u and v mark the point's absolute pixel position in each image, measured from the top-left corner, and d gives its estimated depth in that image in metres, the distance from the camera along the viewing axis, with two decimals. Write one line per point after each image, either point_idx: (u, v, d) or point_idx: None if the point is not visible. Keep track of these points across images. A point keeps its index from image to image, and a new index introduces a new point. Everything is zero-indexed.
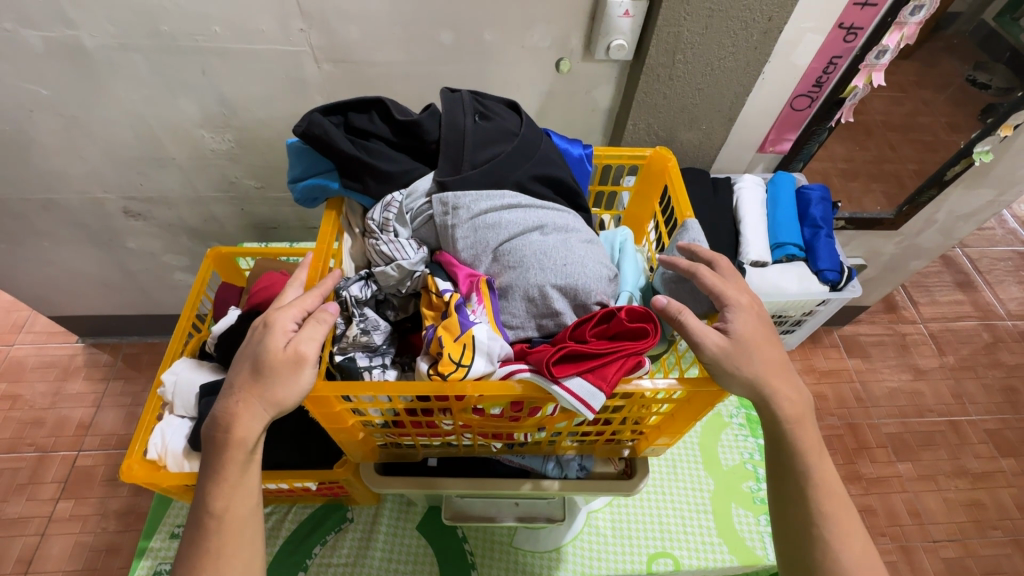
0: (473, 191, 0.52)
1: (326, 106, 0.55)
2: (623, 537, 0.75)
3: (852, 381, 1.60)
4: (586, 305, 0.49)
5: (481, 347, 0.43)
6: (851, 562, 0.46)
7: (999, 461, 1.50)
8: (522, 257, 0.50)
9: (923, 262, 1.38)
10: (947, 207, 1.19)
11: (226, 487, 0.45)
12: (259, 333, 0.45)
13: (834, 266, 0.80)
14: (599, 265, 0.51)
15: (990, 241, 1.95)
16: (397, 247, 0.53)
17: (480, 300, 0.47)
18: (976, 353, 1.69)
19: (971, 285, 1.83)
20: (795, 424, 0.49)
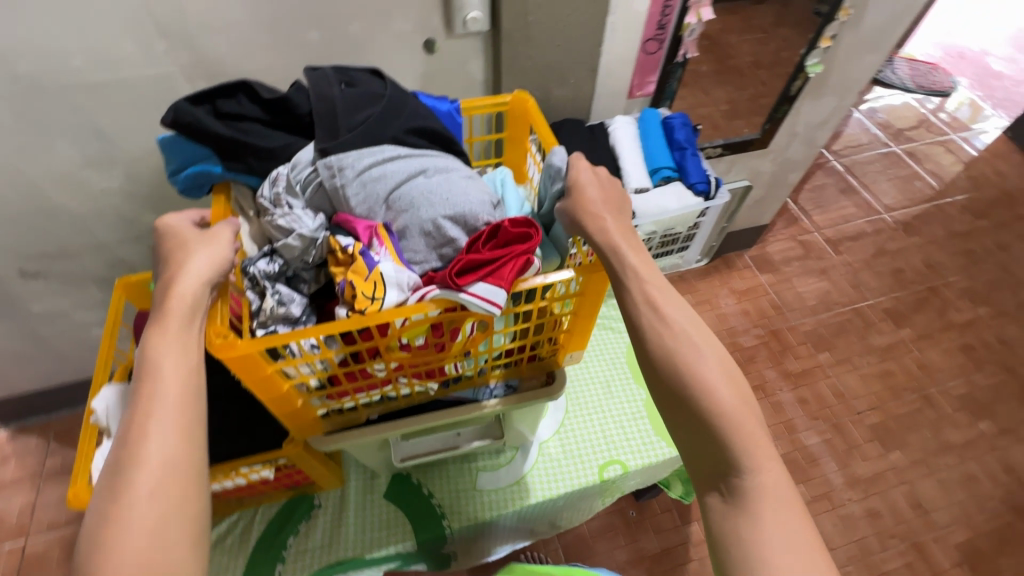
0: (354, 152, 0.60)
1: (192, 97, 0.60)
2: (572, 457, 0.82)
3: (767, 293, 1.77)
4: (474, 227, 0.58)
5: (390, 281, 0.51)
6: (669, 334, 0.52)
7: (899, 333, 1.71)
8: (410, 201, 0.58)
9: (799, 172, 1.55)
10: (802, 120, 1.35)
11: (171, 335, 0.48)
12: (180, 236, 0.55)
13: (703, 179, 0.91)
14: (481, 194, 0.60)
15: (859, 148, 2.19)
16: (293, 218, 0.58)
17: (381, 243, 0.55)
18: (864, 246, 1.91)
19: (851, 189, 2.06)
20: (605, 235, 0.56)
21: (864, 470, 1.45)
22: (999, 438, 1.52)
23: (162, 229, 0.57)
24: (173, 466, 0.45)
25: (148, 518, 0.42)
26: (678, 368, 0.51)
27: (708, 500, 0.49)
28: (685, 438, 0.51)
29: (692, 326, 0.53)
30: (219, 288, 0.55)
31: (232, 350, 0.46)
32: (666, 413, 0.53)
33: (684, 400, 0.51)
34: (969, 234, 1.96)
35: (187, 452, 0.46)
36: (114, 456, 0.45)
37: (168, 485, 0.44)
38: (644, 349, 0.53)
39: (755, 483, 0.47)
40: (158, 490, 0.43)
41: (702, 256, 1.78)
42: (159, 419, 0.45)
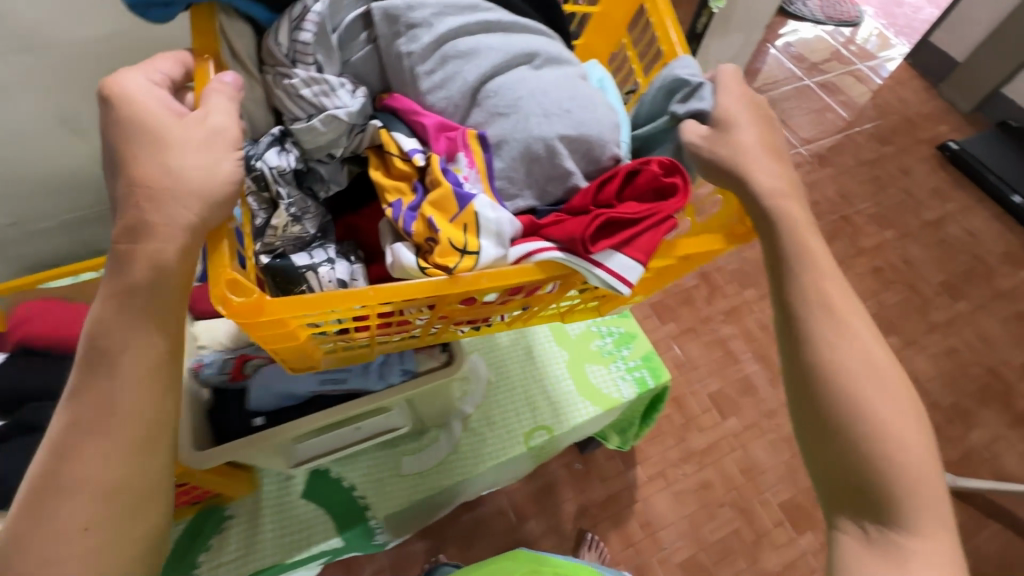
0: (439, 10, 0.62)
1: None
2: (498, 427, 0.81)
3: None
4: (589, 146, 0.61)
5: (488, 229, 0.51)
6: (850, 360, 0.52)
7: None
8: (517, 98, 0.61)
9: None
10: (711, 58, 1.33)
11: (114, 320, 0.45)
12: (147, 124, 0.46)
13: None
14: (609, 115, 0.63)
15: (775, 82, 2.22)
16: (331, 95, 0.59)
17: (472, 163, 0.57)
18: None
19: None
20: (790, 226, 0.55)
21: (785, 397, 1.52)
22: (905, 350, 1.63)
23: (112, 97, 0.47)
24: (111, 490, 0.45)
25: (77, 551, 0.43)
26: (862, 398, 0.51)
27: (842, 530, 0.52)
28: (834, 468, 0.52)
29: (886, 367, 0.52)
30: (221, 224, 0.46)
31: (258, 313, 0.42)
32: (819, 436, 0.53)
33: (854, 430, 0.51)
34: (875, 161, 2.05)
35: (125, 475, 0.46)
36: (65, 423, 0.45)
37: (99, 518, 0.44)
38: (819, 369, 0.53)
39: (914, 541, 0.48)
40: (93, 525, 0.44)
41: None
42: (96, 438, 0.45)
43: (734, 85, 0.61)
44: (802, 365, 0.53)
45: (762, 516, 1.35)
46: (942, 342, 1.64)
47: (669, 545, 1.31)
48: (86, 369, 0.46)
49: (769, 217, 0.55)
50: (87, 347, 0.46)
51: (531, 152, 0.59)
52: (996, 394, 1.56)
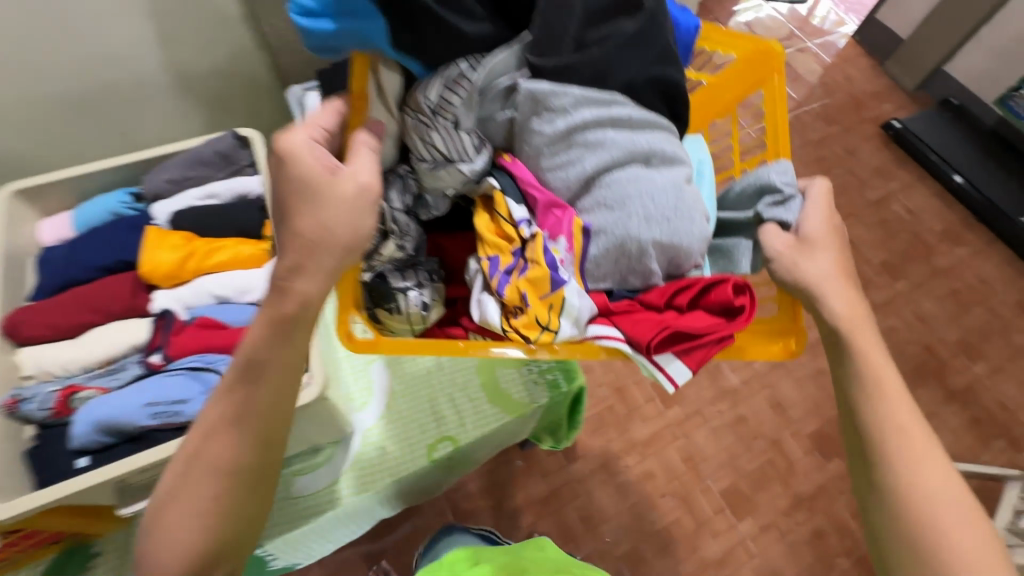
0: (580, 99, 0.61)
1: None
2: (399, 440, 0.77)
3: None
4: (675, 258, 0.65)
5: (569, 311, 0.60)
6: (914, 478, 0.54)
7: None
8: (623, 197, 0.64)
9: None
10: None
11: (252, 337, 0.52)
12: (307, 175, 0.52)
13: None
14: (700, 218, 0.65)
15: None
16: (461, 152, 0.62)
17: (569, 244, 0.63)
18: None
19: None
20: (848, 345, 0.59)
21: (734, 381, 1.48)
22: None
23: (282, 148, 0.54)
24: (226, 481, 0.51)
25: (194, 521, 0.50)
26: (926, 514, 0.53)
27: None
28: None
29: (959, 488, 0.54)
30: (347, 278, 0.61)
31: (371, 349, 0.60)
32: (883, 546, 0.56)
33: (913, 546, 0.53)
34: (821, 141, 2.05)
35: (224, 478, 0.51)
36: (218, 412, 0.52)
37: (207, 503, 0.50)
38: (877, 480, 0.56)
39: None
40: (209, 509, 0.50)
41: None
42: (223, 436, 0.51)
43: (822, 200, 0.66)
44: (867, 470, 0.57)
45: (702, 504, 1.35)
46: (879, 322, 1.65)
47: (609, 538, 1.30)
48: (241, 375, 0.52)
49: (838, 339, 0.60)
50: (245, 361, 0.52)
51: (619, 241, 0.63)
52: (930, 372, 1.58)
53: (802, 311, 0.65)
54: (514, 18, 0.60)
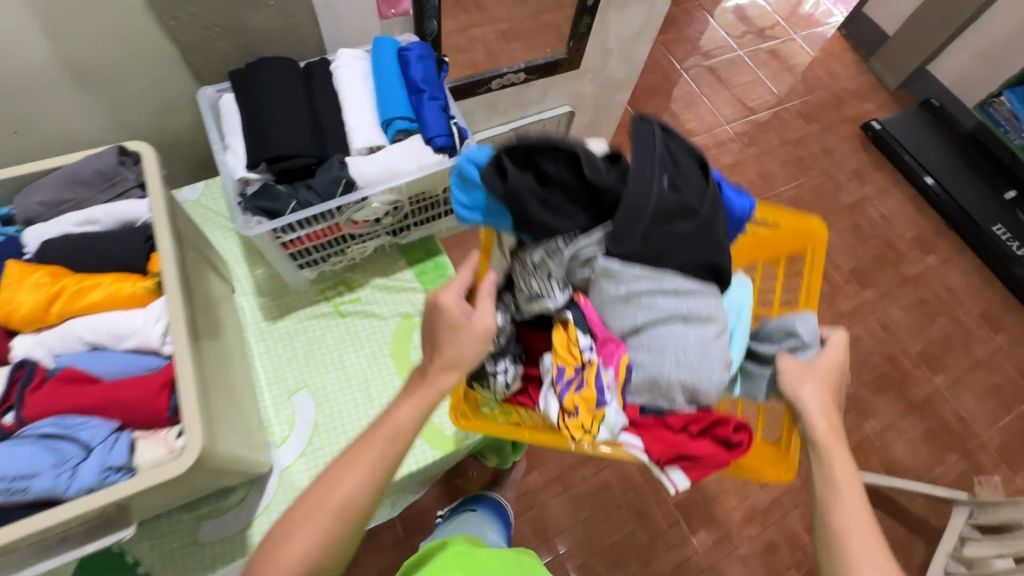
0: (641, 271, 0.66)
1: (520, 151, 0.63)
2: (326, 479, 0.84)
3: None
4: (697, 392, 0.70)
5: (607, 421, 0.71)
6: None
7: None
8: (661, 345, 0.69)
9: (625, 92, 1.42)
10: (613, 34, 1.19)
11: (415, 398, 0.65)
12: (450, 309, 0.65)
13: (444, 130, 0.72)
14: (720, 365, 0.69)
15: (705, 56, 2.16)
16: (548, 294, 0.71)
17: (613, 371, 0.70)
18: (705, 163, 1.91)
19: (694, 102, 2.05)
20: (821, 459, 0.65)
21: None
22: None
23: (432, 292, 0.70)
24: (338, 510, 0.60)
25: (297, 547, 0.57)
26: None
27: None
28: None
29: None
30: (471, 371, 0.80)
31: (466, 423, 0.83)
32: None
33: None
34: (800, 141, 2.00)
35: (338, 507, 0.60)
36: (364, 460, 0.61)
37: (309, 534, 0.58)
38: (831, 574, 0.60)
39: None
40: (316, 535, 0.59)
41: None
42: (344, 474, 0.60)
43: (838, 355, 0.71)
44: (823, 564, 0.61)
45: (658, 516, 1.34)
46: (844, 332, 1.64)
47: (562, 551, 1.28)
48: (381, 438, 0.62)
49: (812, 448, 0.66)
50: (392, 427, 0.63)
51: (653, 379, 0.71)
52: (890, 383, 1.58)
53: (798, 442, 0.78)
54: (606, 213, 0.65)
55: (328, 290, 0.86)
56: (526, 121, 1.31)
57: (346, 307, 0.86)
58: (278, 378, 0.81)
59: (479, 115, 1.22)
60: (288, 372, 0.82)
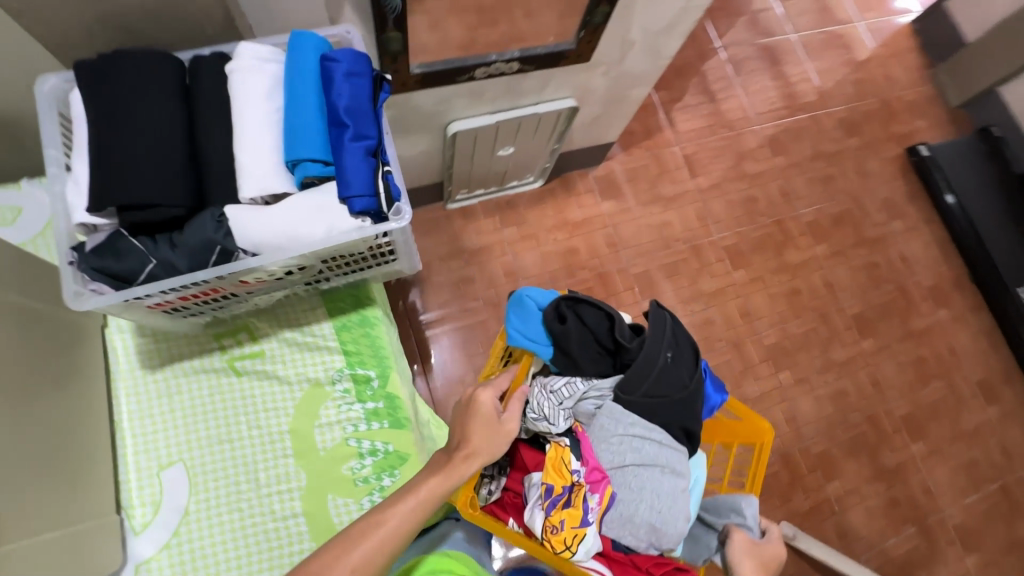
0: (636, 416, 0.84)
1: (570, 303, 0.86)
2: (185, 567, 0.77)
3: (604, 227, 1.54)
4: (660, 537, 0.83)
5: (585, 545, 0.82)
6: None
7: (732, 275, 1.57)
8: (639, 486, 0.83)
9: (644, 88, 1.20)
10: (638, 24, 0.95)
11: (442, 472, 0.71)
12: (487, 408, 0.77)
13: (365, 189, 0.67)
14: (684, 517, 0.84)
15: (753, 33, 1.85)
16: (556, 413, 0.87)
17: (598, 498, 0.82)
18: (725, 168, 1.69)
19: (728, 91, 1.78)
20: None
21: None
22: (792, 389, 1.50)
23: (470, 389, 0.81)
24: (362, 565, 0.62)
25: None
26: None
27: None
28: None
29: None
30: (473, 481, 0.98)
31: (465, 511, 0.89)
32: None
33: None
34: (835, 156, 1.77)
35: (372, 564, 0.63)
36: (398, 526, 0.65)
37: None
38: None
39: None
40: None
41: (535, 176, 1.47)
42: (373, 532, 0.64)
43: (773, 542, 0.88)
44: None
45: None
46: (831, 384, 1.53)
47: None
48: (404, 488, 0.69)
49: None
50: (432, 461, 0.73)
51: (629, 516, 0.83)
52: (865, 446, 1.49)
53: None
54: (622, 365, 0.87)
55: (224, 339, 0.87)
56: (519, 113, 1.09)
57: (241, 362, 0.86)
58: (154, 453, 0.82)
59: (459, 102, 1.00)
60: (164, 444, 0.82)
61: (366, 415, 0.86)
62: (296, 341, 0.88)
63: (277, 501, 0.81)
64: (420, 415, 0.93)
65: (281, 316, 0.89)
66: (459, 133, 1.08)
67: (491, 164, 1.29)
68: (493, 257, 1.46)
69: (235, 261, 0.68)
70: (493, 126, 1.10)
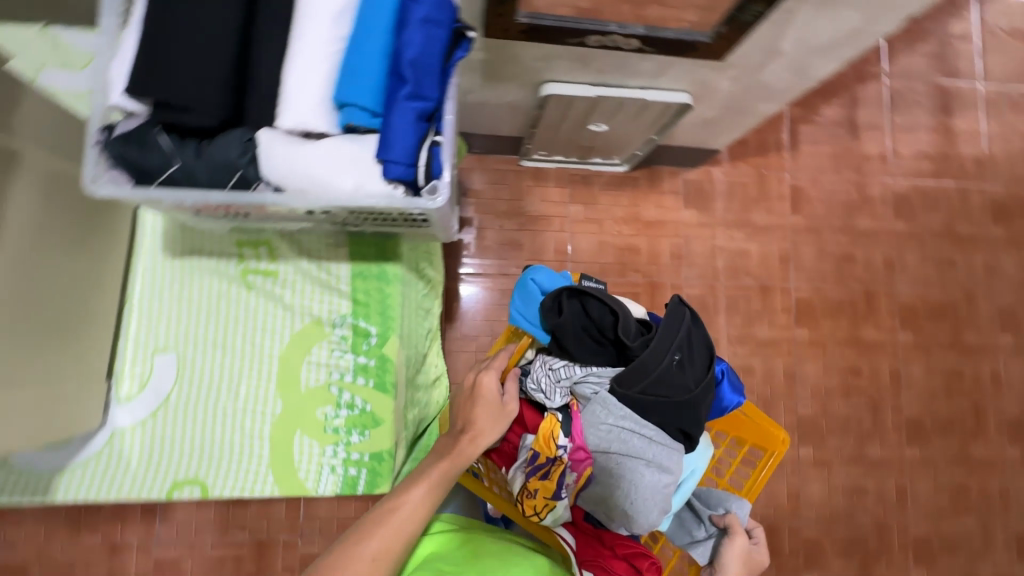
0: (628, 412, 0.77)
1: (576, 292, 0.79)
2: (160, 453, 0.86)
3: (674, 236, 1.42)
4: (633, 522, 0.78)
5: (557, 510, 0.80)
6: None
7: (792, 330, 1.43)
8: (622, 473, 0.77)
9: (773, 104, 1.04)
10: (794, 34, 0.81)
11: (449, 459, 0.74)
12: (493, 394, 0.78)
13: (404, 159, 0.68)
14: (662, 510, 0.78)
15: (932, 68, 1.56)
16: (550, 392, 0.82)
17: (577, 474, 0.78)
18: (833, 213, 1.49)
19: (873, 128, 1.53)
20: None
21: None
22: (807, 467, 1.40)
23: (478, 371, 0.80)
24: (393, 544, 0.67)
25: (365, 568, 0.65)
26: None
27: None
28: None
29: None
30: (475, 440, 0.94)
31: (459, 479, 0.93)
32: None
33: None
34: (967, 240, 1.53)
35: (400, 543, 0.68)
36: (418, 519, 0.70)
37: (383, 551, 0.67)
38: None
39: None
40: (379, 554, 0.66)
41: (621, 160, 1.35)
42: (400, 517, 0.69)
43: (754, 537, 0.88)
44: None
45: None
46: (852, 476, 1.40)
47: None
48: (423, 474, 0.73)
49: None
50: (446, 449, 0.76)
51: (604, 498, 0.79)
52: (862, 550, 1.38)
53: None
54: (624, 359, 0.80)
55: (244, 249, 0.88)
56: (623, 95, 0.97)
57: (254, 277, 0.88)
58: (155, 334, 0.87)
59: (561, 63, 0.90)
60: (166, 329, 0.87)
61: (354, 368, 0.89)
62: (310, 273, 0.89)
63: (251, 419, 0.87)
64: (409, 380, 0.94)
65: (304, 244, 0.89)
66: (551, 96, 0.98)
67: (578, 135, 1.19)
68: (550, 229, 1.38)
69: (254, 190, 0.71)
70: (591, 100, 0.99)
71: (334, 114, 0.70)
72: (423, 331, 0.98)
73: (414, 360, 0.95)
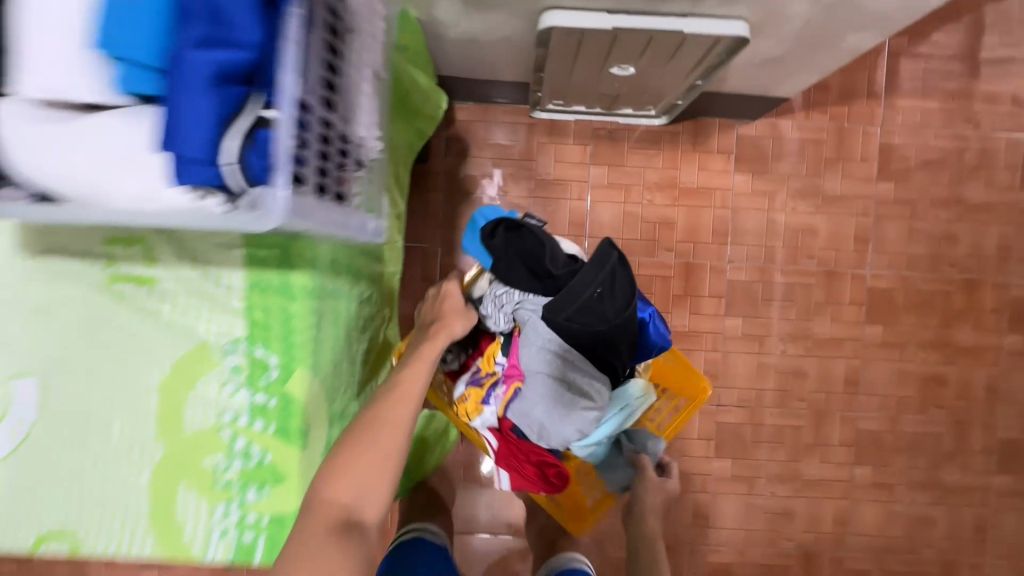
0: (548, 333, 0.76)
1: (514, 223, 0.78)
2: (31, 495, 0.78)
3: (720, 208, 1.15)
4: (548, 436, 0.80)
5: (482, 416, 0.85)
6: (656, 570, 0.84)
7: (861, 328, 1.17)
8: (540, 392, 0.77)
9: (871, 35, 0.74)
10: None
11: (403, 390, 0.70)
12: (451, 307, 0.81)
13: (201, 156, 0.53)
14: (576, 430, 0.79)
15: None
16: (495, 317, 0.82)
17: (506, 385, 0.81)
18: (935, 181, 1.16)
19: (1008, 64, 1.15)
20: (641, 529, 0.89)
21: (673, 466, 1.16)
22: (861, 490, 1.18)
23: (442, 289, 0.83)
24: (376, 476, 0.65)
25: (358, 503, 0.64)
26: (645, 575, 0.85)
27: None
28: None
29: None
30: None
31: None
32: None
33: None
34: None
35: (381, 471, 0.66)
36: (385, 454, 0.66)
37: (371, 482, 0.65)
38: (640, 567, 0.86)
39: None
40: (369, 487, 0.65)
41: (656, 110, 1.08)
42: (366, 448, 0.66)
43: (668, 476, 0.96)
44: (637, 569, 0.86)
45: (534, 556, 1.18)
46: (917, 504, 1.18)
47: None
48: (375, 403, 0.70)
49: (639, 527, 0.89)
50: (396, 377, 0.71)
51: (524, 414, 0.80)
52: None
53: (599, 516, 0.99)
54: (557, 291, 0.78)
55: (116, 250, 0.77)
56: (651, 25, 0.71)
57: (124, 286, 0.77)
58: (11, 356, 0.77)
59: None
60: (23, 352, 0.77)
61: (249, 409, 0.77)
62: (194, 283, 0.77)
63: (127, 463, 0.78)
64: (332, 411, 0.80)
65: (185, 245, 0.77)
66: (553, 31, 0.73)
67: (599, 80, 0.92)
68: (566, 198, 1.15)
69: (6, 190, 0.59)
70: (609, 34, 0.73)
71: (101, 74, 0.56)
72: (353, 346, 0.82)
73: (343, 384, 0.81)
